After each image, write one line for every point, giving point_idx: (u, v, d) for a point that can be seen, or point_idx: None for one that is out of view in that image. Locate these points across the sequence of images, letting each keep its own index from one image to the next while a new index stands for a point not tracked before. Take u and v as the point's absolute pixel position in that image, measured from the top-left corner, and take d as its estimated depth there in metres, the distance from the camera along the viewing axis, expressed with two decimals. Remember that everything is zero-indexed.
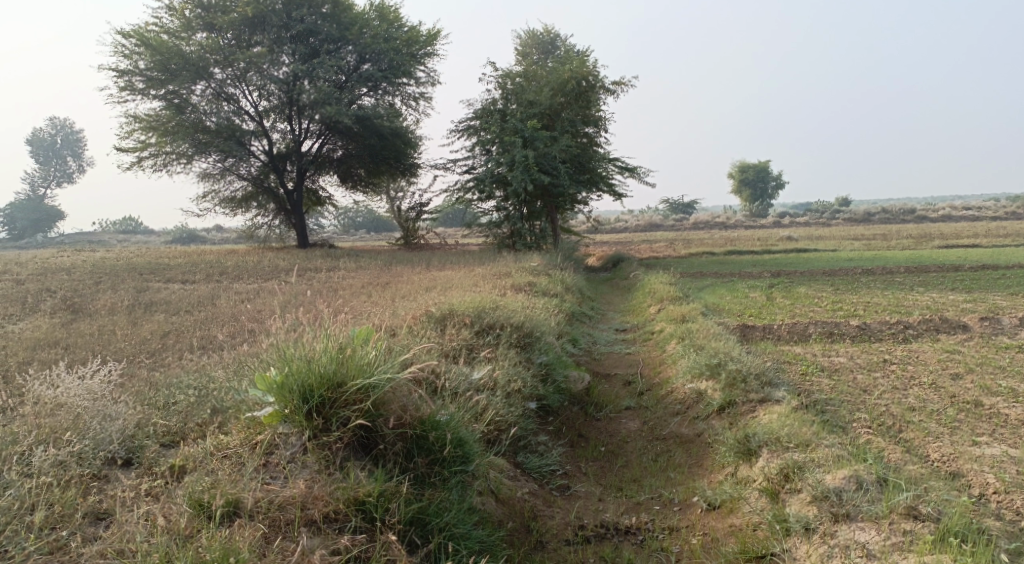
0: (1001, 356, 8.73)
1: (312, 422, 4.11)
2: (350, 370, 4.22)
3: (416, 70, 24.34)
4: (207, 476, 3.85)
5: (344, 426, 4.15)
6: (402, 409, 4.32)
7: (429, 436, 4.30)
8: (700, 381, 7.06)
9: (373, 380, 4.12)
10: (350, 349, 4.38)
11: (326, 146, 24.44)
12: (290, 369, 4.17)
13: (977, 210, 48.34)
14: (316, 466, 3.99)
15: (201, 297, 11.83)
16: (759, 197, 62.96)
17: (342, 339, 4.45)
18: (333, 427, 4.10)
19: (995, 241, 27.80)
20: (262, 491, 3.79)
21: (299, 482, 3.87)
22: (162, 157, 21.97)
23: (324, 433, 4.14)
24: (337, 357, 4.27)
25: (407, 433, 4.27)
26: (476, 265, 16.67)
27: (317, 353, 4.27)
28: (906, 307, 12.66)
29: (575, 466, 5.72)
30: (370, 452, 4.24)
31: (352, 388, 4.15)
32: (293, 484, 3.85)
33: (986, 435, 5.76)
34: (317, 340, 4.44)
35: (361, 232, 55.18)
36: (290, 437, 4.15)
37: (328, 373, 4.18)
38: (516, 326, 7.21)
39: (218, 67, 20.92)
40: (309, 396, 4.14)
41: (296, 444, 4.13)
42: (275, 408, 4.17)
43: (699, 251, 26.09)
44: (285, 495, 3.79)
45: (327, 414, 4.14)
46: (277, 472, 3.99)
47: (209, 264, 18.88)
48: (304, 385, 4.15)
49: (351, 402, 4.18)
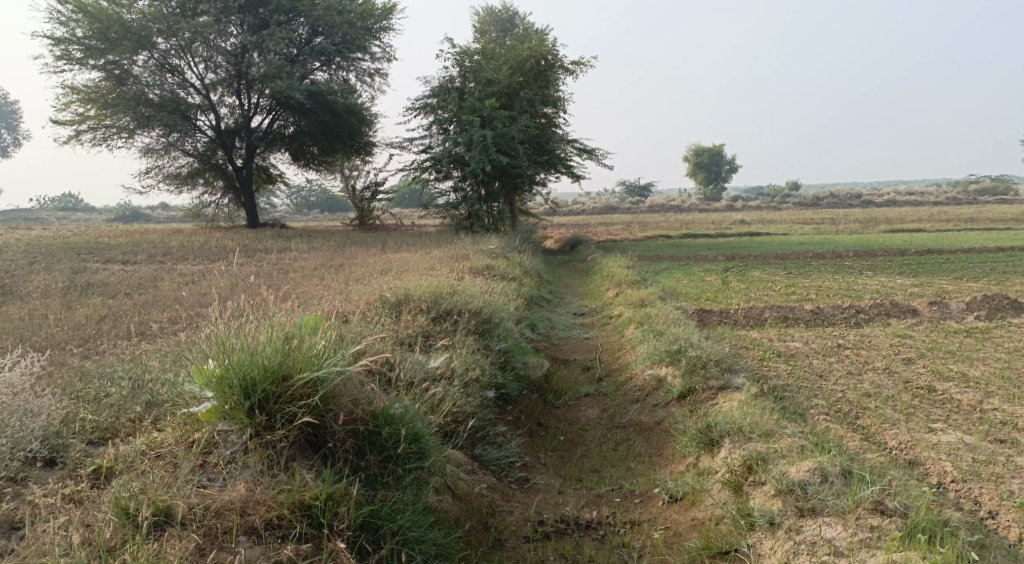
0: (951, 341, 8.84)
1: (255, 419, 3.88)
2: (296, 363, 3.99)
3: (370, 45, 23.79)
4: (137, 479, 3.63)
5: (290, 424, 3.92)
6: (353, 404, 4.11)
7: (382, 433, 4.09)
8: (659, 367, 6.99)
9: (320, 374, 3.89)
10: (297, 340, 4.15)
11: (277, 122, 23.79)
12: (231, 362, 3.92)
13: (921, 195, 49.63)
14: (259, 467, 3.78)
15: (144, 280, 11.40)
16: (714, 180, 63.64)
17: (289, 329, 4.20)
18: (277, 425, 3.87)
19: (939, 225, 28.54)
20: (198, 497, 3.59)
21: (238, 486, 3.67)
22: (102, 131, 21.11)
23: (267, 430, 3.91)
24: (283, 349, 4.03)
25: (359, 429, 4.06)
26: (432, 246, 16.43)
27: (261, 344, 4.03)
28: (858, 291, 12.83)
29: (534, 457, 5.61)
30: (318, 450, 4.03)
31: (298, 383, 3.92)
32: (232, 488, 3.65)
33: (941, 421, 5.79)
34: (261, 329, 4.20)
35: (315, 212, 54.23)
36: (231, 435, 3.92)
37: (273, 366, 3.95)
38: (475, 312, 7.02)
39: (161, 37, 20.13)
40: (252, 391, 3.90)
41: (237, 443, 3.90)
42: (213, 404, 3.94)
43: (655, 233, 26.19)
44: (222, 500, 3.59)
45: (271, 410, 3.91)
46: (215, 474, 3.78)
47: (153, 244, 18.24)
48: (246, 379, 3.91)
49: (297, 398, 3.95)
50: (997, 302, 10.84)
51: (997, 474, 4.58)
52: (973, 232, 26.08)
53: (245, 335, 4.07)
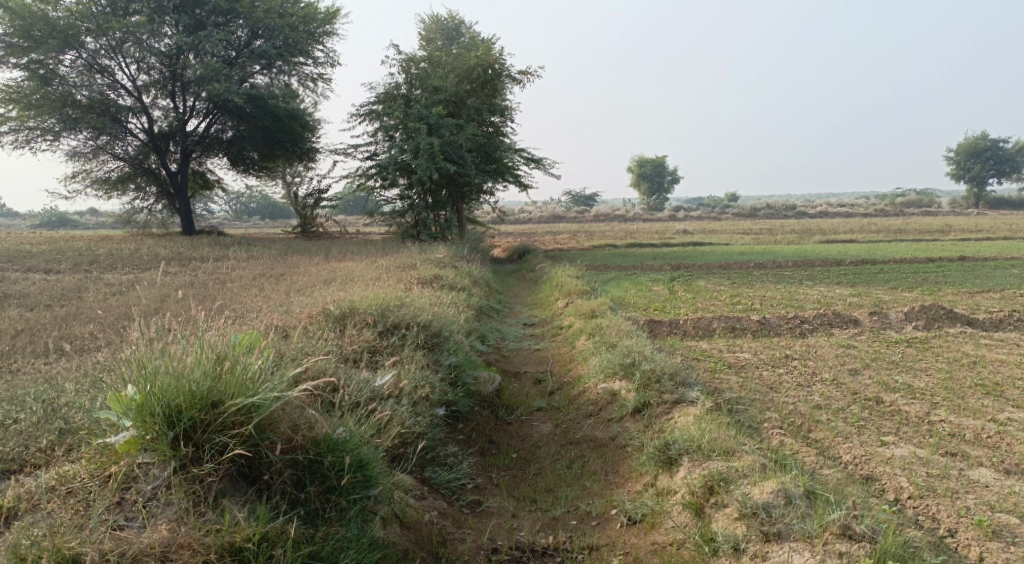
0: (894, 351, 8.96)
1: (180, 451, 3.55)
2: (227, 388, 3.68)
3: (312, 49, 23.30)
4: (43, 523, 3.30)
5: (220, 456, 3.60)
6: (291, 431, 3.82)
7: (323, 462, 3.82)
8: (613, 381, 6.87)
9: (254, 401, 3.59)
10: (229, 361, 3.83)
11: (214, 126, 23.08)
12: (153, 388, 3.59)
13: (852, 207, 51.23)
14: (184, 505, 3.47)
15: (70, 290, 10.82)
16: (656, 191, 64.53)
17: (222, 349, 3.88)
18: (206, 457, 3.55)
19: (871, 236, 29.41)
20: (113, 541, 3.29)
21: (159, 528, 3.36)
22: (25, 133, 20.11)
23: (194, 463, 3.58)
24: (212, 372, 3.71)
25: (298, 458, 3.80)
26: (377, 255, 16.11)
27: (188, 366, 3.69)
28: (801, 301, 13.00)
29: (486, 479, 5.41)
30: (253, 482, 3.72)
31: (230, 410, 3.61)
32: (152, 530, 3.35)
33: (892, 433, 5.79)
34: (189, 349, 3.87)
35: (255, 219, 53.00)
36: (152, 469, 3.58)
37: (200, 392, 3.63)
38: (423, 325, 6.77)
39: (90, 36, 19.30)
40: (177, 419, 3.58)
41: (159, 477, 3.57)
42: (132, 435, 3.59)
43: (601, 243, 26.29)
44: (141, 544, 3.29)
45: (198, 440, 3.59)
46: (134, 512, 3.46)
47: (79, 252, 17.43)
48: (171, 406, 3.58)
49: (229, 426, 3.64)
50: (934, 311, 11.07)
51: (952, 489, 4.58)
52: (905, 242, 26.91)
53: (170, 357, 3.73)
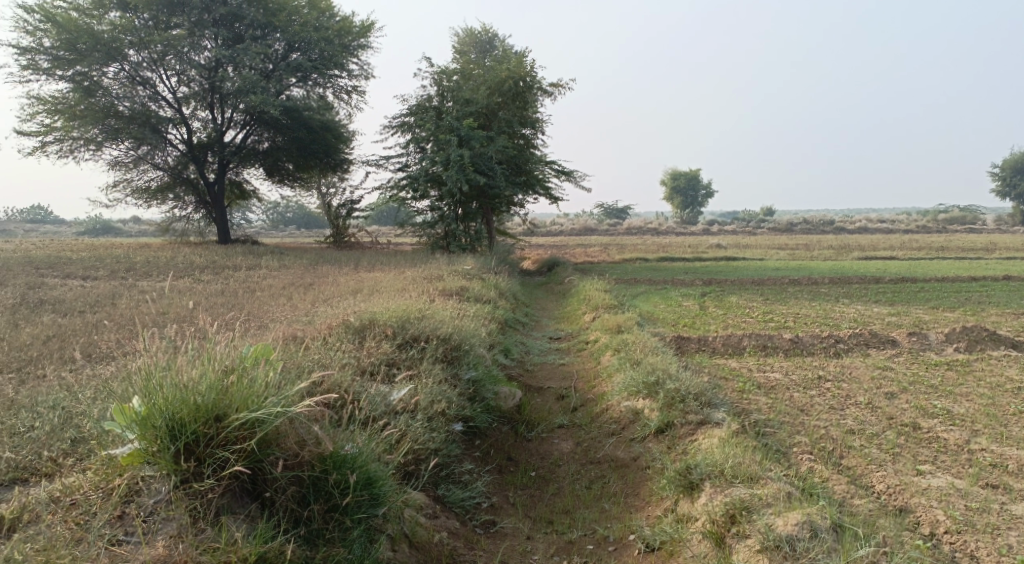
0: (933, 373, 8.63)
1: (182, 465, 3.51)
2: (232, 401, 3.63)
3: (348, 61, 23.51)
4: (40, 536, 3.24)
5: (222, 471, 3.55)
6: (297, 447, 3.76)
7: (329, 479, 3.75)
8: (637, 399, 6.70)
9: (257, 414, 3.54)
10: (236, 373, 3.78)
11: (251, 137, 23.37)
12: (157, 400, 3.54)
13: (892, 223, 50.18)
14: (183, 521, 3.42)
15: (102, 296, 10.95)
16: (691, 205, 63.95)
17: (229, 361, 3.84)
18: (207, 472, 3.50)
19: (911, 253, 28.71)
20: (109, 557, 3.24)
21: (157, 545, 3.31)
22: (68, 143, 20.56)
23: (196, 478, 3.54)
24: (218, 385, 3.67)
25: (304, 476, 3.74)
26: (405, 266, 16.09)
27: (193, 378, 3.66)
28: (835, 319, 12.66)
29: (502, 498, 5.29)
30: (256, 498, 3.67)
31: (233, 424, 3.56)
32: (149, 547, 3.29)
33: (928, 461, 5.52)
34: (197, 361, 3.83)
35: (290, 228, 53.63)
36: (154, 482, 3.53)
37: (205, 405, 3.59)
38: (444, 338, 6.67)
39: (133, 49, 19.70)
40: (180, 433, 3.53)
41: (161, 491, 3.52)
42: (136, 447, 3.56)
43: (632, 257, 26.03)
44: (138, 561, 3.24)
45: (201, 454, 3.55)
46: (134, 527, 3.41)
47: (115, 259, 17.71)
48: (174, 419, 3.54)
49: (231, 441, 3.59)
50: (976, 333, 10.67)
51: (992, 525, 4.33)
52: (945, 260, 26.21)
53: (176, 367, 3.69)
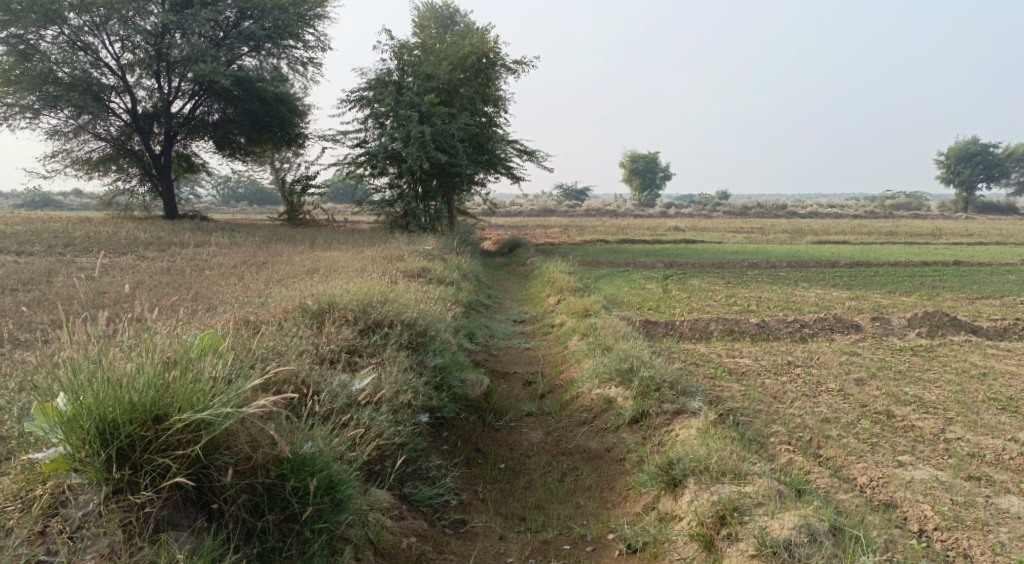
0: (900, 360, 8.57)
1: (116, 473, 3.19)
2: (174, 401, 3.31)
3: (303, 32, 22.72)
4: None
5: (161, 481, 3.24)
6: (248, 452, 3.47)
7: (284, 487, 3.48)
8: (608, 386, 6.45)
9: (203, 416, 3.23)
10: (180, 368, 3.46)
11: (200, 108, 22.47)
12: (87, 399, 3.19)
13: (843, 208, 51.11)
14: (118, 538, 3.11)
15: (40, 274, 10.31)
16: (648, 186, 64.20)
17: (171, 356, 3.50)
18: (144, 483, 3.19)
19: (864, 238, 29.13)
20: None
21: None
22: (3, 110, 19.46)
23: (131, 488, 3.22)
24: (158, 382, 3.34)
25: (258, 482, 3.46)
26: (363, 245, 15.63)
27: (129, 374, 3.31)
28: (798, 304, 12.62)
29: (470, 493, 5.06)
30: (202, 508, 3.37)
31: (176, 426, 3.25)
32: None
33: (908, 452, 5.40)
34: (134, 353, 3.49)
35: (242, 205, 52.37)
36: (83, 492, 3.19)
37: (142, 404, 3.25)
38: (407, 323, 6.32)
39: (74, 12, 18.67)
40: (113, 437, 3.19)
41: (90, 503, 3.18)
42: (61, 452, 3.18)
43: (592, 238, 25.89)
44: None
45: (138, 461, 3.23)
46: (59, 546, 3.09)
47: (56, 234, 16.85)
48: (105, 421, 3.19)
49: (173, 445, 3.28)
50: (938, 318, 10.70)
51: (981, 521, 4.27)
52: (898, 244, 26.63)
53: (109, 361, 3.35)
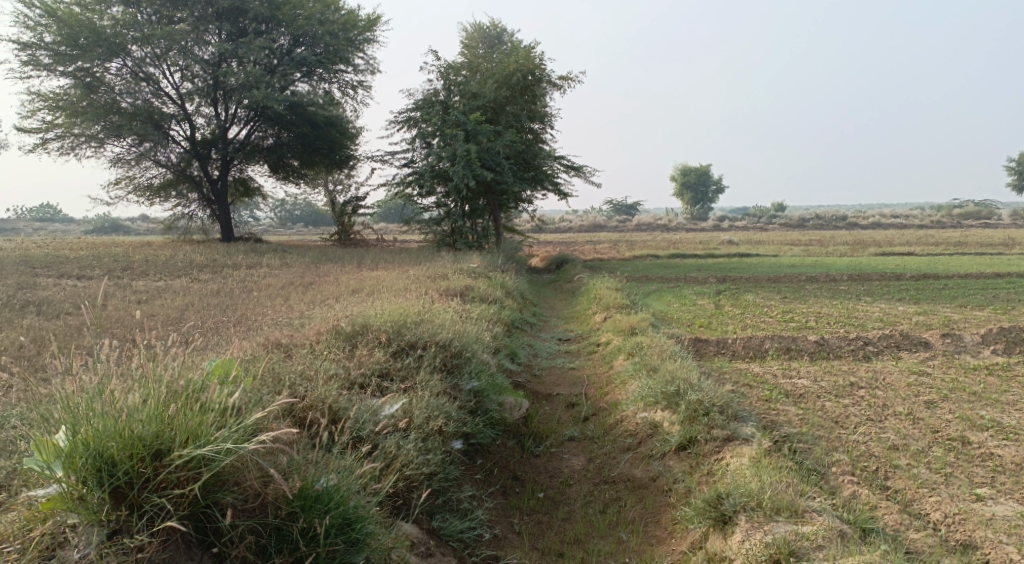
0: (973, 380, 7.97)
1: (113, 513, 3.12)
2: (176, 435, 3.27)
3: (353, 56, 22.98)
4: None
5: (161, 521, 3.17)
6: (255, 491, 3.40)
7: (292, 526, 3.38)
8: (654, 410, 6.10)
9: (204, 451, 3.17)
10: (185, 400, 3.42)
11: (255, 133, 22.86)
12: (85, 433, 3.15)
13: (906, 218, 49.43)
14: None
15: (91, 297, 10.41)
16: (701, 200, 63.19)
17: (176, 389, 3.46)
18: (143, 522, 3.12)
19: (927, 249, 27.94)
20: None
21: None
22: (69, 140, 20.09)
23: (129, 529, 3.15)
24: (160, 415, 3.30)
25: (267, 522, 3.38)
26: (410, 264, 15.55)
27: (131, 408, 3.27)
28: (860, 319, 11.99)
29: (505, 526, 4.78)
30: (205, 550, 3.28)
31: (175, 462, 3.19)
32: None
33: (987, 484, 4.91)
34: (139, 386, 3.45)
35: (298, 225, 53.38)
36: (79, 533, 3.10)
37: (143, 438, 3.21)
38: (443, 345, 6.09)
39: (136, 45, 19.22)
40: (110, 474, 3.13)
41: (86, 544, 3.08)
42: (58, 491, 3.11)
43: (643, 253, 25.41)
44: None
45: (136, 501, 3.16)
46: None
47: (114, 258, 17.21)
48: (103, 457, 3.14)
49: (173, 482, 3.22)
50: (1013, 334, 10.00)
51: None
52: (966, 256, 25.41)
53: (111, 393, 3.31)
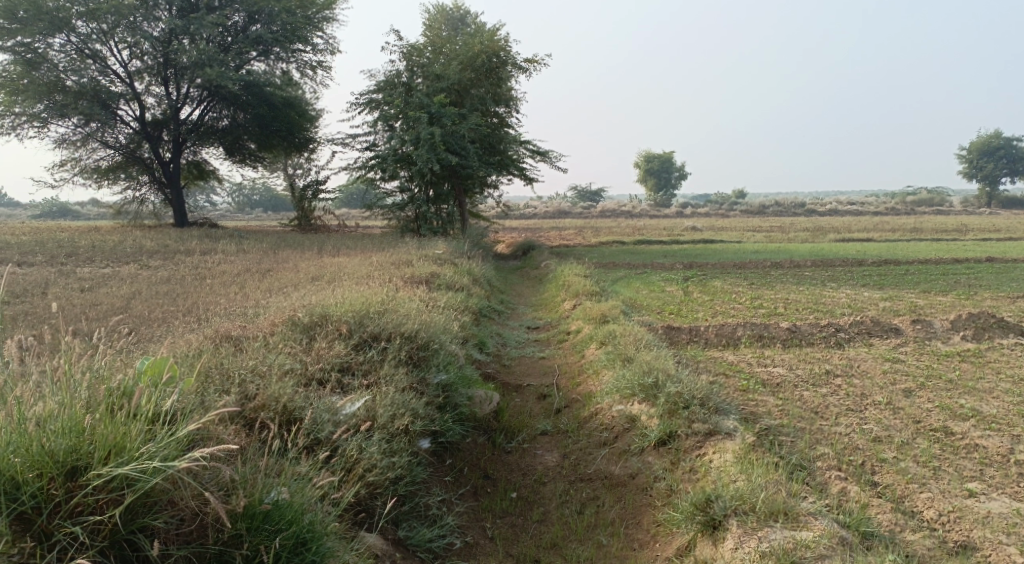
0: (948, 367, 7.86)
1: (18, 544, 2.80)
2: (95, 450, 2.96)
3: (312, 36, 22.27)
4: None
5: (72, 552, 2.87)
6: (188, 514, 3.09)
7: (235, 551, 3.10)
8: (631, 403, 5.82)
9: (122, 469, 2.87)
10: (108, 409, 3.12)
11: (210, 114, 22.04)
12: None
13: (862, 205, 50.14)
14: None
15: (31, 285, 9.81)
16: (664, 186, 63.36)
17: (98, 397, 3.16)
18: (51, 550, 2.83)
19: (886, 235, 28.28)
20: None
21: None
22: (10, 119, 19.09)
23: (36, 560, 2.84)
24: (77, 425, 3.00)
25: (204, 549, 3.07)
26: (372, 250, 15.07)
27: (42, 421, 2.98)
28: (828, 306, 11.90)
29: (477, 531, 4.49)
30: None
31: (89, 482, 2.89)
32: None
33: (977, 478, 4.76)
34: (56, 393, 3.15)
35: (257, 211, 52.31)
36: None
37: (55, 455, 2.92)
38: (407, 336, 5.72)
39: (81, 20, 18.29)
40: (15, 498, 2.84)
41: None
42: None
43: (608, 239, 25.23)
44: None
45: (45, 528, 2.87)
46: None
47: (61, 244, 16.46)
48: (7, 477, 2.86)
49: (89, 506, 2.92)
50: (982, 320, 9.97)
51: None
52: (925, 242, 25.71)
53: (20, 404, 3.02)
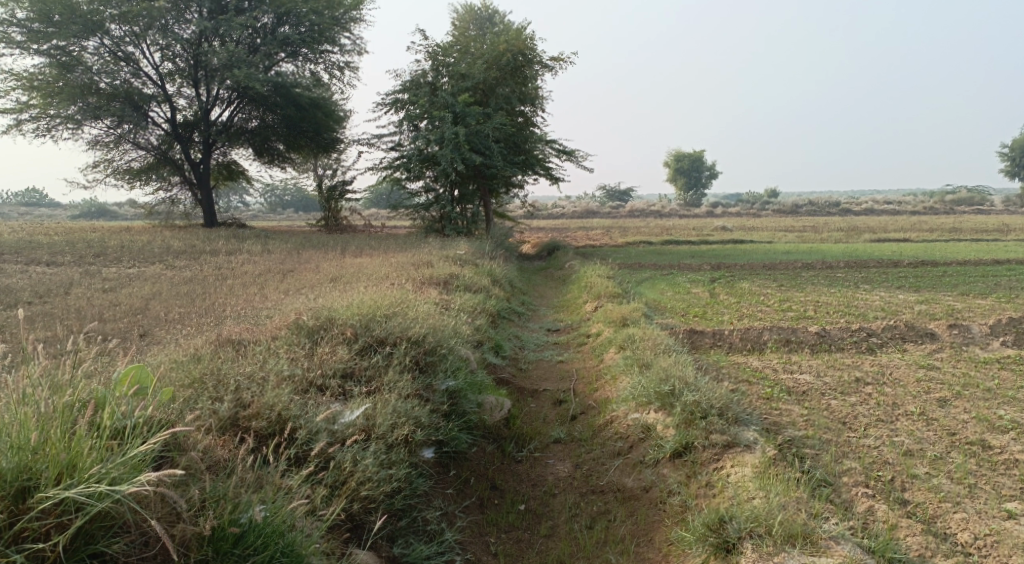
0: (986, 375, 7.48)
1: None
2: (46, 469, 2.98)
3: (339, 36, 22.27)
4: None
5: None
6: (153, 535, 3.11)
7: None
8: (647, 411, 5.57)
9: (73, 491, 2.88)
10: (62, 427, 3.14)
11: (239, 115, 22.13)
12: None
13: (898, 204, 49.05)
14: None
15: (54, 284, 9.81)
16: (695, 186, 62.64)
17: (56, 414, 3.19)
18: None
19: (923, 235, 27.53)
20: None
21: None
22: (45, 121, 19.33)
23: None
24: (30, 444, 3.02)
25: None
26: (396, 251, 14.94)
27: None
28: (860, 309, 11.50)
29: (479, 546, 4.32)
30: None
31: (39, 504, 2.90)
32: None
33: (1016, 498, 4.46)
34: (12, 410, 3.18)
35: (287, 212, 52.71)
36: None
37: (6, 474, 2.94)
38: (415, 340, 5.55)
39: (114, 23, 18.46)
40: None
41: None
42: None
43: (636, 240, 24.88)
44: None
45: None
46: None
47: (89, 243, 16.61)
48: None
49: (41, 529, 2.92)
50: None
51: None
52: (964, 242, 24.97)
53: None
